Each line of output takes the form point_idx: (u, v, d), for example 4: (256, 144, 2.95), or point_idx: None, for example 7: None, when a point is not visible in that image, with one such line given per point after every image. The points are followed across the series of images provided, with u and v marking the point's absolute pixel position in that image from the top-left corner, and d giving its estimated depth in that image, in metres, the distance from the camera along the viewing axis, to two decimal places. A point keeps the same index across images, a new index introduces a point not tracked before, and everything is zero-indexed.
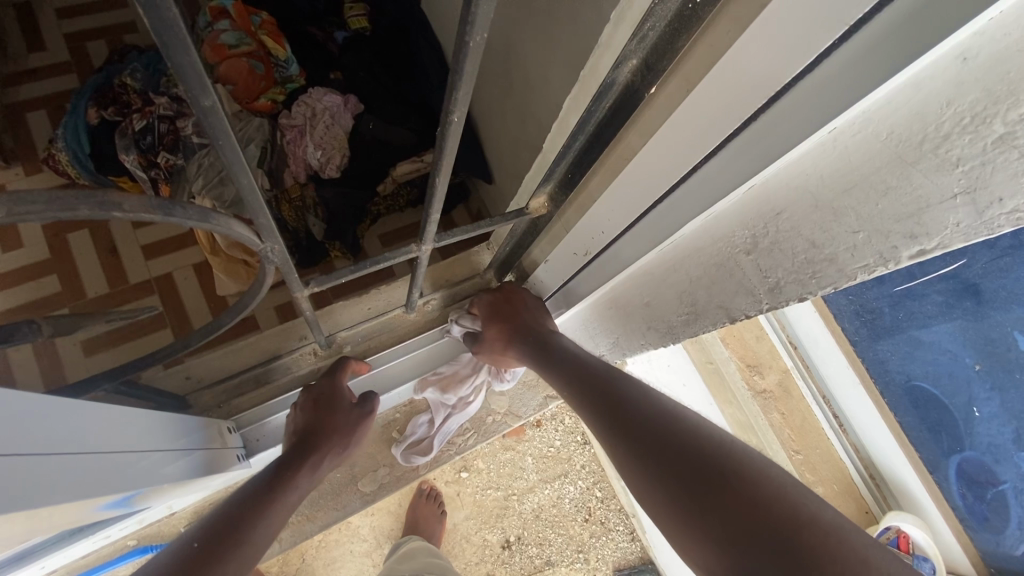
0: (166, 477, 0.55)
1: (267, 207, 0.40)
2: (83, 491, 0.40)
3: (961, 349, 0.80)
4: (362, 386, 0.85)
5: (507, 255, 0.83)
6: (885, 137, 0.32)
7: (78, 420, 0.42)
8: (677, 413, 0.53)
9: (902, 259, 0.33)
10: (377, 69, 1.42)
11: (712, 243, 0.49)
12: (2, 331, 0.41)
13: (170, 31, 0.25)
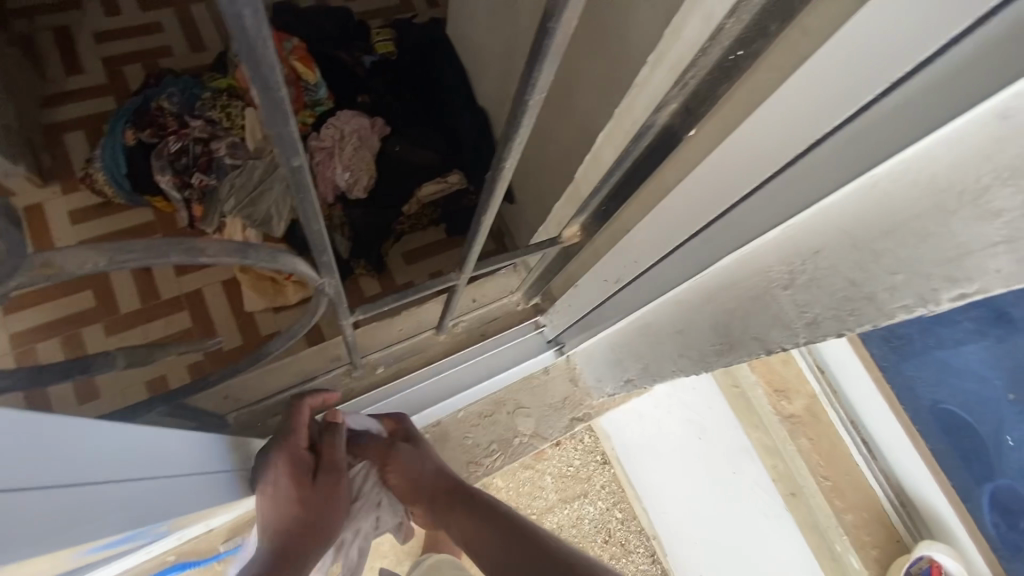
0: (199, 501, 0.56)
1: (329, 246, 0.43)
2: (129, 518, 0.41)
3: (991, 372, 0.85)
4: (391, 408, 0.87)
5: (537, 280, 0.85)
6: (924, 186, 0.33)
7: (134, 448, 0.44)
8: None
9: (942, 300, 0.34)
10: (404, 93, 1.50)
11: (748, 277, 0.50)
12: (82, 363, 0.45)
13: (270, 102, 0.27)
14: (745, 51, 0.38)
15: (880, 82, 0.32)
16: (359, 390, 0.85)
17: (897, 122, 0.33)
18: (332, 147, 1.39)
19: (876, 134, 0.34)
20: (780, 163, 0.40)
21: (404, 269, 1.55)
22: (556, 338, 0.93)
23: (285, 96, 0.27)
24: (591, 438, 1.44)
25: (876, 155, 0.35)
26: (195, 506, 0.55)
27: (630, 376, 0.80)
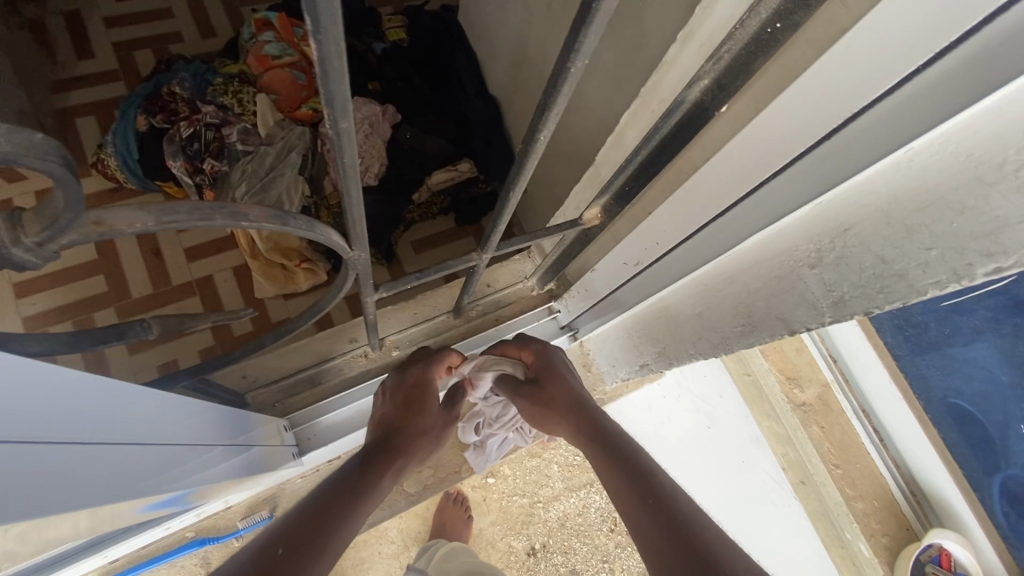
0: (221, 471, 0.56)
1: (361, 218, 0.43)
2: (149, 482, 0.42)
3: (997, 365, 0.82)
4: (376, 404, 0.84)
5: (555, 264, 0.85)
6: (963, 158, 0.33)
7: (161, 413, 0.46)
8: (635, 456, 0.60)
9: (976, 276, 0.34)
10: (414, 78, 1.49)
11: (773, 257, 0.50)
12: (115, 330, 0.46)
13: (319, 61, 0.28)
14: (783, 23, 0.38)
15: (924, 51, 0.32)
16: (375, 371, 0.85)
17: (937, 94, 0.33)
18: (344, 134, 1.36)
19: (918, 105, 0.34)
20: (815, 137, 0.40)
21: (414, 258, 1.55)
22: (570, 323, 0.92)
23: (334, 54, 0.27)
24: None
25: (914, 128, 0.35)
26: (217, 477, 0.56)
27: (646, 361, 0.80)
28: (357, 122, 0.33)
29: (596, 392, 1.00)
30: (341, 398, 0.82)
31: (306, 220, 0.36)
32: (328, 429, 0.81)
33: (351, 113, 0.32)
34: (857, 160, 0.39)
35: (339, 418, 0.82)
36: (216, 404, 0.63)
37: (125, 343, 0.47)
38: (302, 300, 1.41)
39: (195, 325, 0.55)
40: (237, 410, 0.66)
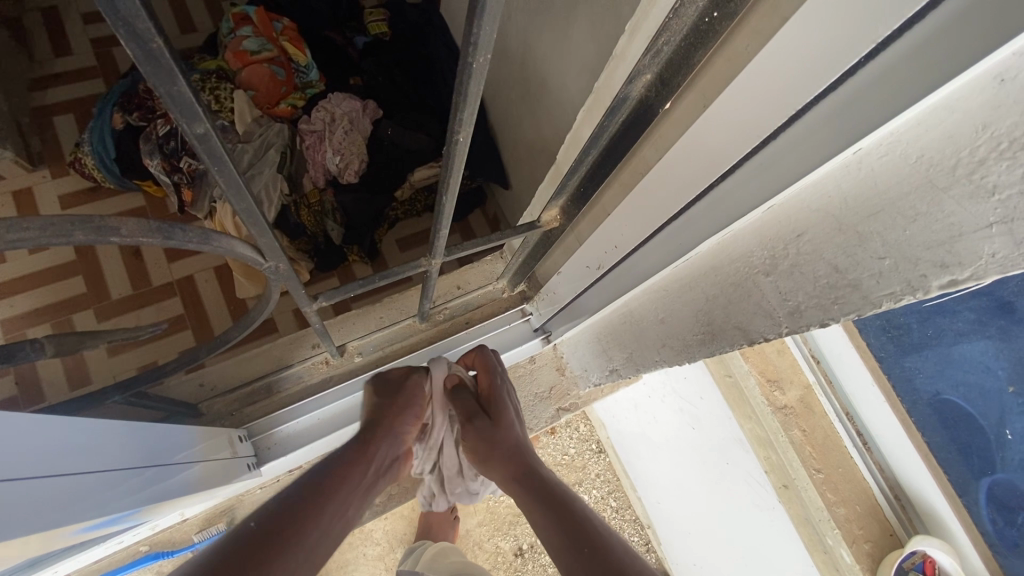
0: (166, 489, 0.54)
1: (268, 226, 0.41)
2: (82, 510, 0.40)
3: (993, 361, 0.76)
4: (312, 424, 0.81)
5: (522, 264, 0.82)
6: (914, 161, 0.30)
7: (86, 441, 0.43)
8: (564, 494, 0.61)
9: (931, 288, 0.31)
10: (396, 73, 1.41)
11: (729, 262, 0.47)
12: (4, 351, 0.42)
13: (158, 67, 0.25)
14: (719, 12, 0.35)
15: (865, 42, 0.28)
16: (338, 378, 0.83)
17: (881, 91, 0.30)
18: (323, 131, 1.36)
19: (863, 100, 0.31)
20: (760, 137, 0.37)
21: (398, 255, 1.52)
22: (543, 326, 0.89)
23: (164, 54, 0.25)
24: (585, 428, 1.59)
25: (859, 128, 0.31)
26: (167, 493, 0.54)
27: (615, 366, 0.77)
28: (215, 126, 0.30)
29: (571, 396, 0.98)
30: (300, 408, 0.80)
31: (198, 233, 0.34)
32: (288, 438, 0.79)
33: (211, 120, 0.30)
34: (803, 162, 0.36)
35: (301, 425, 0.80)
36: (156, 423, 0.60)
37: (14, 366, 0.43)
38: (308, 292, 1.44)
39: (95, 342, 0.52)
40: (182, 424, 0.63)
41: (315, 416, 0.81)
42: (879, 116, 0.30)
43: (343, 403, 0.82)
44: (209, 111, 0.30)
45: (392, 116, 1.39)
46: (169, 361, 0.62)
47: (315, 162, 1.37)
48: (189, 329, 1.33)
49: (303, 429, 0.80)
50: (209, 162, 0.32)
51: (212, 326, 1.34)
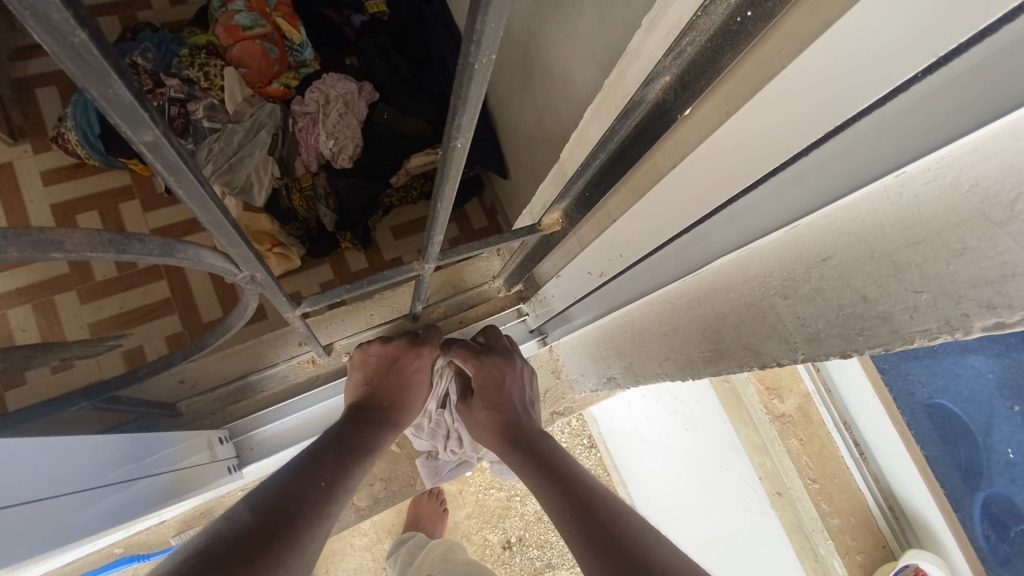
0: (111, 509, 0.50)
1: (241, 233, 0.37)
2: (16, 550, 0.36)
3: (989, 368, 0.74)
4: (294, 427, 0.78)
5: (520, 264, 0.79)
6: (967, 191, 0.27)
7: (24, 468, 0.39)
8: (575, 472, 0.61)
9: (973, 329, 0.28)
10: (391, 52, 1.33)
11: (743, 281, 0.44)
12: None
13: (86, 66, 0.22)
14: (754, 12, 0.32)
15: (926, 56, 0.25)
16: (325, 376, 0.81)
17: (936, 109, 0.27)
18: (316, 113, 1.30)
19: (915, 119, 0.28)
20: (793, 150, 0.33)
21: (393, 244, 1.47)
22: (540, 327, 0.87)
23: (88, 52, 0.21)
24: (576, 422, 1.56)
25: (909, 147, 0.28)
26: (111, 514, 0.50)
27: (613, 375, 0.75)
28: (167, 131, 0.27)
29: (565, 400, 0.95)
30: (281, 410, 0.78)
31: (157, 244, 0.31)
32: (271, 439, 0.77)
33: (162, 124, 0.26)
34: (841, 183, 0.33)
35: (283, 426, 0.78)
36: (108, 432, 0.56)
37: None
38: (304, 277, 1.40)
39: (48, 358, 0.50)
40: (137, 432, 0.59)
41: (298, 419, 0.79)
42: (931, 140, 0.27)
43: (327, 405, 0.80)
44: (159, 112, 0.26)
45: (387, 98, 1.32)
46: (142, 367, 0.60)
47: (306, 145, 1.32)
48: (175, 315, 1.29)
49: (285, 432, 0.78)
50: (164, 169, 0.29)
51: (200, 312, 1.30)
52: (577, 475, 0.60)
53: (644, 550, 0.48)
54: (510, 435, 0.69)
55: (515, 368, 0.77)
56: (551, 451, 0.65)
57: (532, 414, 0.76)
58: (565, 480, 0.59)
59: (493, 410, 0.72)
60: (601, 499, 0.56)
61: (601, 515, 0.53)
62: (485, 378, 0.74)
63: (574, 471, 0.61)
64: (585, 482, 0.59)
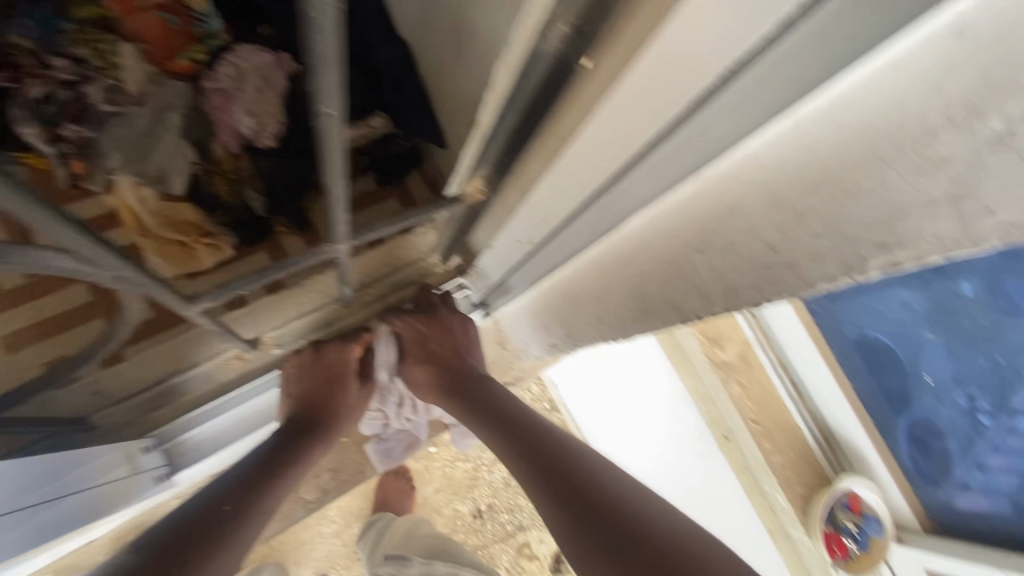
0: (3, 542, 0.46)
1: (72, 224, 0.34)
2: None
3: (917, 299, 0.81)
4: (223, 428, 0.79)
5: (452, 236, 0.73)
6: (859, 132, 0.25)
7: None
8: (527, 413, 0.67)
9: (869, 270, 0.29)
10: None
11: (660, 239, 0.43)
12: None
13: None
14: None
15: None
16: (254, 370, 0.77)
17: (823, 50, 0.24)
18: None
19: (805, 61, 0.25)
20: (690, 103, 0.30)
21: None
22: (482, 300, 0.85)
23: None
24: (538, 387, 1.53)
25: (798, 89, 0.26)
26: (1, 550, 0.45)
27: (555, 341, 0.75)
28: None
29: (512, 368, 0.96)
30: (206, 413, 0.77)
31: None
32: (198, 443, 0.78)
33: None
34: (735, 134, 0.30)
35: (211, 430, 0.78)
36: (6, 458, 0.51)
37: None
38: None
39: None
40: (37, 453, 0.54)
41: (226, 421, 0.79)
42: (815, 80, 0.25)
43: (255, 404, 0.80)
44: None
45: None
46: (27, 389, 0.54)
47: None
48: None
49: (213, 435, 0.79)
50: None
51: None
52: (528, 416, 0.66)
53: (589, 482, 0.55)
54: (451, 388, 0.73)
55: (445, 321, 0.77)
56: (500, 396, 0.70)
57: (472, 356, 0.78)
58: (506, 425, 0.65)
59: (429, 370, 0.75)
60: (553, 436, 0.63)
61: (552, 452, 0.60)
62: (416, 342, 0.76)
63: (524, 413, 0.66)
64: (536, 421, 0.65)
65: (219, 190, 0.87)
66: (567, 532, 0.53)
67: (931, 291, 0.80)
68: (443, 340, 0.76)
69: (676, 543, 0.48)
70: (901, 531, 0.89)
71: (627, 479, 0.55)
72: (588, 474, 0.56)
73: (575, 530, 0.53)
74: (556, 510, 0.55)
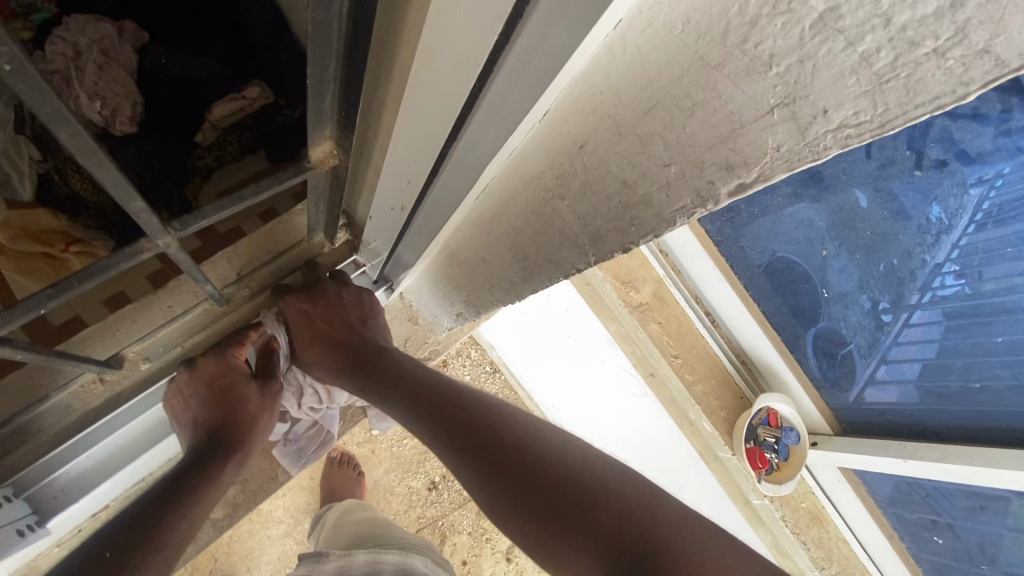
0: None
1: None
2: None
3: (820, 216, 0.74)
4: (106, 455, 0.66)
5: (326, 212, 0.63)
6: (682, 33, 0.21)
7: None
8: (425, 374, 0.62)
9: (720, 197, 0.26)
10: None
11: (523, 188, 0.38)
12: None
13: None
14: None
15: None
16: (122, 393, 0.67)
17: None
18: (67, 72, 0.82)
19: None
20: (506, 18, 0.25)
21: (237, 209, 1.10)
22: (382, 276, 0.78)
23: None
24: (476, 352, 1.47)
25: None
26: None
27: (460, 310, 0.70)
28: None
29: (428, 343, 0.91)
30: (79, 446, 0.64)
31: None
32: (74, 480, 0.64)
33: None
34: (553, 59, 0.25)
35: (88, 461, 0.65)
36: None
37: None
38: None
39: None
40: None
41: (110, 447, 0.66)
42: None
43: (141, 422, 0.68)
44: None
45: (162, 40, 0.92)
46: None
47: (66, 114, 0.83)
48: None
49: (93, 468, 0.65)
50: None
51: None
52: (427, 377, 0.61)
53: (494, 431, 0.52)
54: (349, 364, 0.67)
55: (334, 297, 0.70)
56: (398, 362, 0.65)
57: (374, 327, 0.72)
58: (407, 391, 0.60)
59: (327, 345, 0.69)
60: (452, 392, 0.58)
61: (451, 408, 0.56)
62: (304, 322, 0.69)
63: (423, 375, 0.62)
64: (435, 381, 0.60)
65: (79, 189, 0.76)
66: (479, 490, 0.50)
67: (827, 200, 0.73)
68: (343, 311, 0.70)
69: (587, 481, 0.46)
70: (816, 436, 0.94)
71: (538, 425, 0.53)
72: (492, 426, 0.53)
73: (485, 488, 0.50)
74: (465, 471, 0.51)
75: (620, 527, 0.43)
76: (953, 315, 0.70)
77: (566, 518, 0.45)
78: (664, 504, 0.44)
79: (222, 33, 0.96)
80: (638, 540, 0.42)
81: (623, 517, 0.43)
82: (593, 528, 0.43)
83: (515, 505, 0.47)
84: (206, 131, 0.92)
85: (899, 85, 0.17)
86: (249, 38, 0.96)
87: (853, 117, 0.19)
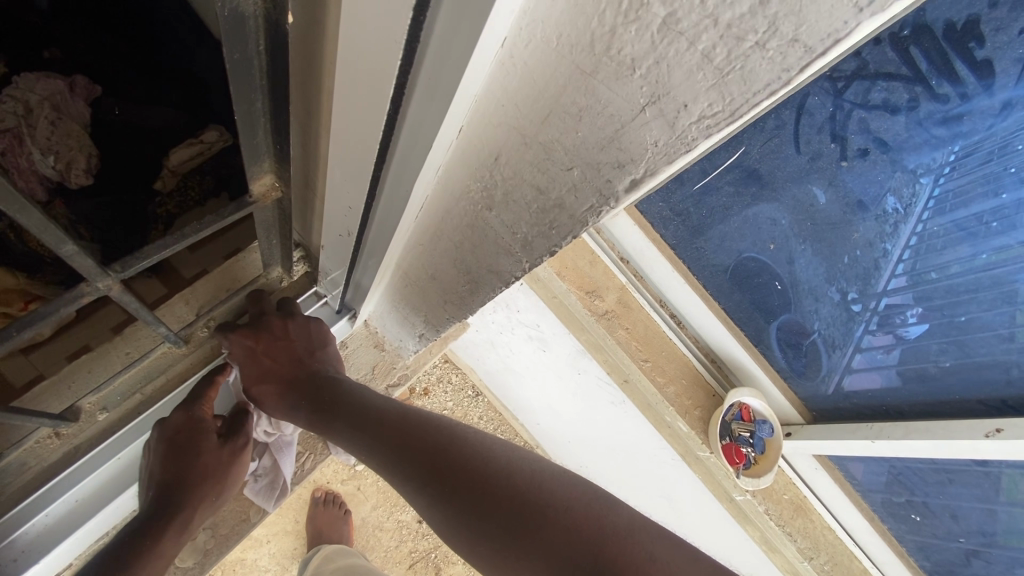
0: None
1: None
2: None
3: (777, 212, 0.75)
4: (68, 510, 0.64)
5: (279, 244, 0.64)
6: (557, 45, 0.23)
7: None
8: (376, 403, 0.62)
9: (619, 192, 0.28)
10: (100, 31, 0.92)
11: (455, 204, 0.40)
12: None
13: None
14: None
15: None
16: (82, 446, 0.65)
17: None
18: (18, 129, 0.80)
19: None
20: (403, 42, 0.26)
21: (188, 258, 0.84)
22: (344, 304, 0.78)
23: None
24: (457, 377, 1.47)
25: (477, 18, 0.22)
26: None
27: (422, 331, 0.71)
28: None
29: (397, 369, 0.91)
30: (33, 507, 0.61)
31: None
32: (34, 539, 0.62)
33: None
34: (452, 81, 0.27)
35: (50, 518, 0.63)
36: None
37: None
38: None
39: None
40: None
41: (71, 505, 0.64)
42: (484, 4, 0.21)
43: (107, 472, 0.67)
44: None
45: (114, 90, 0.92)
46: None
47: (15, 170, 0.80)
48: None
49: (56, 527, 0.63)
50: None
51: None
52: (377, 405, 0.61)
53: (444, 453, 0.52)
54: (300, 406, 0.66)
55: (277, 330, 0.69)
56: (347, 392, 0.65)
57: (322, 359, 0.72)
58: (357, 422, 0.59)
59: (275, 383, 0.68)
60: (403, 416, 0.59)
61: (400, 434, 0.56)
62: (248, 358, 0.68)
63: (374, 404, 0.62)
64: (388, 408, 0.61)
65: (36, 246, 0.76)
66: (436, 514, 0.51)
67: (779, 194, 0.74)
68: (293, 347, 0.69)
69: (535, 498, 0.47)
70: (790, 427, 0.96)
71: (487, 442, 0.53)
72: (442, 447, 0.53)
73: (440, 512, 0.50)
74: (420, 498, 0.52)
75: (568, 537, 0.43)
76: (911, 298, 0.71)
77: (516, 534, 0.45)
78: (613, 515, 0.44)
79: (174, 76, 0.96)
80: (586, 555, 0.42)
81: (572, 529, 0.44)
82: (541, 543, 0.44)
83: (469, 528, 0.48)
84: (165, 177, 0.92)
85: (737, 76, 0.20)
86: (204, 79, 0.97)
87: (709, 108, 0.21)
